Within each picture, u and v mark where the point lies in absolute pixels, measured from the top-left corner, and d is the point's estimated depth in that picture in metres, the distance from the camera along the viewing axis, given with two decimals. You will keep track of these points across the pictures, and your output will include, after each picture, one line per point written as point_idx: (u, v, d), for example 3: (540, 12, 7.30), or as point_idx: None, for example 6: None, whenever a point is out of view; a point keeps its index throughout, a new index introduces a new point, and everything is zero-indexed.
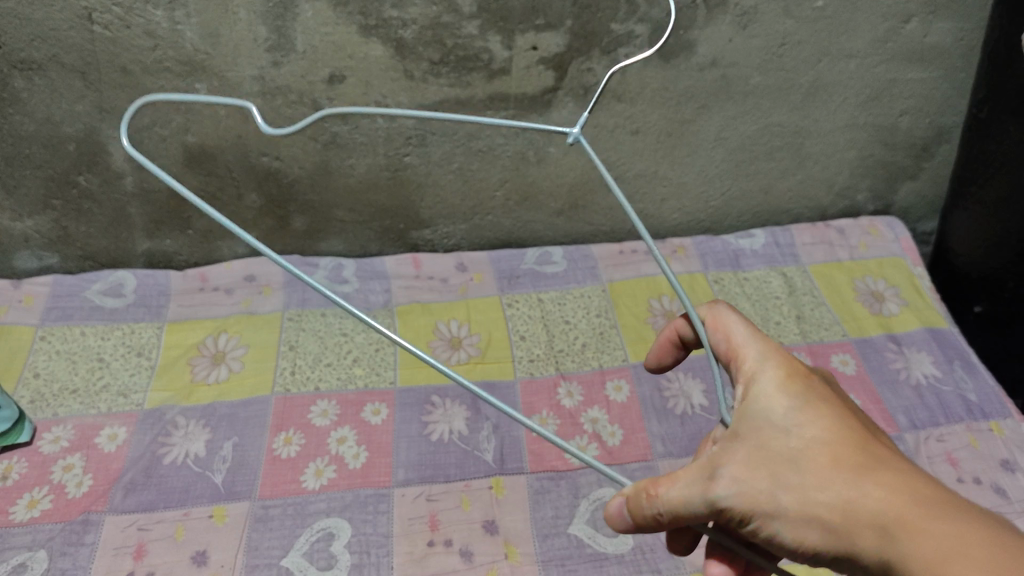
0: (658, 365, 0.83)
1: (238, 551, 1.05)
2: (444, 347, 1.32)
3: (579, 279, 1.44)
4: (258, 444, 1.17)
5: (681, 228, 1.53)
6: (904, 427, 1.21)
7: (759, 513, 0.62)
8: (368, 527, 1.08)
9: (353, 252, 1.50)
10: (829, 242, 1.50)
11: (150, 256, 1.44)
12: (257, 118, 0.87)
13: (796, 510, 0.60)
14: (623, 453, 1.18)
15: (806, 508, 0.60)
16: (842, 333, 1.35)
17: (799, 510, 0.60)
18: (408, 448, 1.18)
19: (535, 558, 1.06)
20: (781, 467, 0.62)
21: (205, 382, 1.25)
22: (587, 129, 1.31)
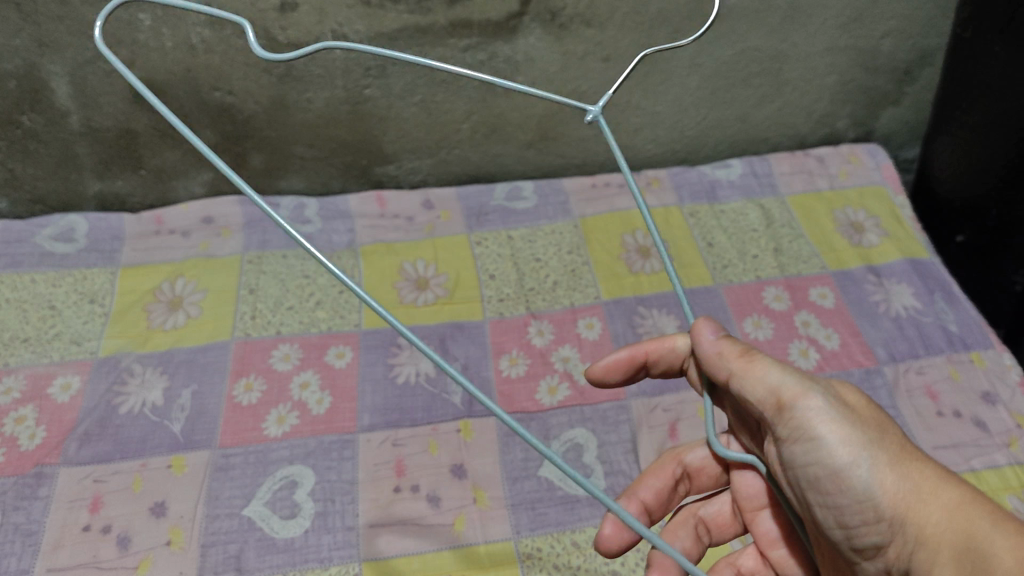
0: (607, 378, 0.81)
1: (199, 501, 1.02)
2: (410, 288, 1.28)
3: (550, 215, 1.39)
4: (217, 391, 1.14)
5: (656, 159, 1.48)
6: (882, 359, 1.18)
7: (843, 435, 0.64)
8: (333, 474, 1.05)
9: (316, 190, 1.44)
10: (808, 172, 1.46)
11: (102, 199, 1.38)
12: (259, 47, 0.95)
13: (889, 457, 0.64)
14: (595, 392, 1.15)
15: (904, 468, 0.64)
16: (822, 265, 1.31)
17: (895, 463, 0.64)
18: (374, 392, 1.14)
19: (504, 502, 1.03)
20: (887, 428, 0.66)
21: (162, 328, 1.20)
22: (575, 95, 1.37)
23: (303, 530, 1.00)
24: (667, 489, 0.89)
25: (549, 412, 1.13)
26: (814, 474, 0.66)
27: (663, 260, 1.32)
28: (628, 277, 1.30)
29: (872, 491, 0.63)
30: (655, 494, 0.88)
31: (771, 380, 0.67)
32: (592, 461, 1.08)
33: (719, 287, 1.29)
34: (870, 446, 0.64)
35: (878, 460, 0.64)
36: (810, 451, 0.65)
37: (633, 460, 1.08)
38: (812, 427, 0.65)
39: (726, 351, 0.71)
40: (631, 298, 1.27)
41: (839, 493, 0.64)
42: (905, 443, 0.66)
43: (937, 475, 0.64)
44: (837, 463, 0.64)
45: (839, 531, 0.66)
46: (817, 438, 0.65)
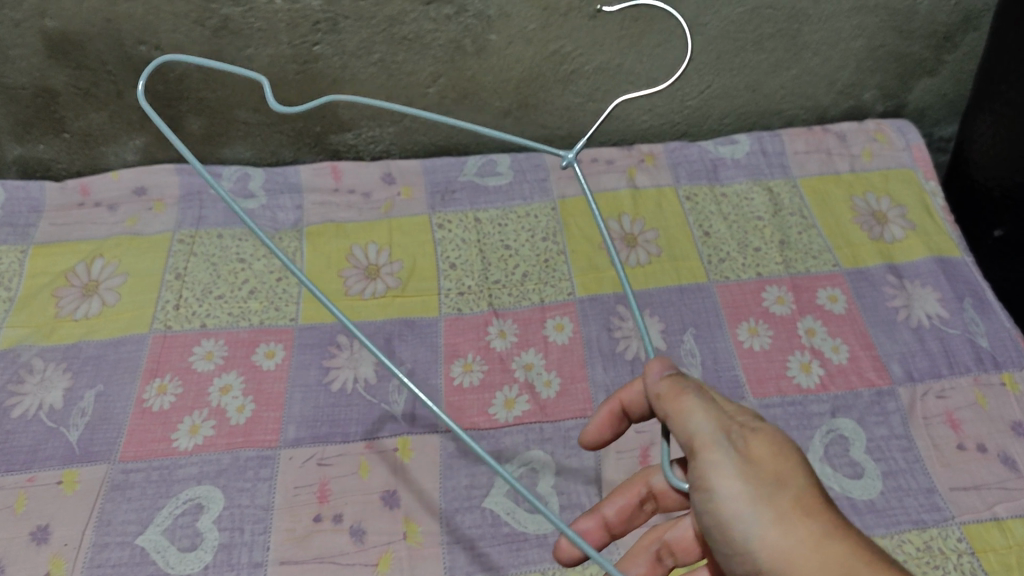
0: (597, 442, 0.71)
1: (87, 527, 0.88)
2: (358, 277, 1.12)
3: (526, 194, 1.22)
4: (126, 394, 0.99)
5: (652, 132, 1.30)
6: (898, 379, 1.01)
7: (737, 493, 0.56)
8: (245, 498, 0.90)
9: (264, 160, 1.28)
10: (827, 151, 1.27)
11: (24, 164, 1.23)
12: (268, 97, 0.84)
13: (778, 511, 0.55)
14: (559, 408, 0.99)
15: (793, 522, 0.55)
16: (833, 262, 1.14)
17: (783, 518, 0.55)
18: (303, 401, 0.99)
19: (439, 539, 0.88)
20: (794, 478, 0.56)
21: (71, 318, 1.06)
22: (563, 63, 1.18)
23: (202, 567, 0.85)
24: (631, 508, 0.75)
25: (503, 430, 0.97)
26: (710, 524, 0.58)
27: (651, 251, 1.15)
28: (609, 270, 1.13)
29: (755, 548, 0.55)
30: (618, 512, 0.75)
31: (692, 426, 0.58)
32: (548, 492, 0.92)
33: (713, 286, 1.11)
34: (763, 501, 0.55)
35: (766, 517, 0.55)
36: (707, 501, 0.58)
37: (594, 492, 0.92)
38: (710, 480, 0.56)
39: (659, 389, 0.61)
40: (610, 296, 1.10)
41: (730, 547, 0.57)
42: (810, 491, 0.56)
43: (829, 528, 0.55)
44: (727, 518, 0.56)
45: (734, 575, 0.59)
46: (713, 492, 0.56)
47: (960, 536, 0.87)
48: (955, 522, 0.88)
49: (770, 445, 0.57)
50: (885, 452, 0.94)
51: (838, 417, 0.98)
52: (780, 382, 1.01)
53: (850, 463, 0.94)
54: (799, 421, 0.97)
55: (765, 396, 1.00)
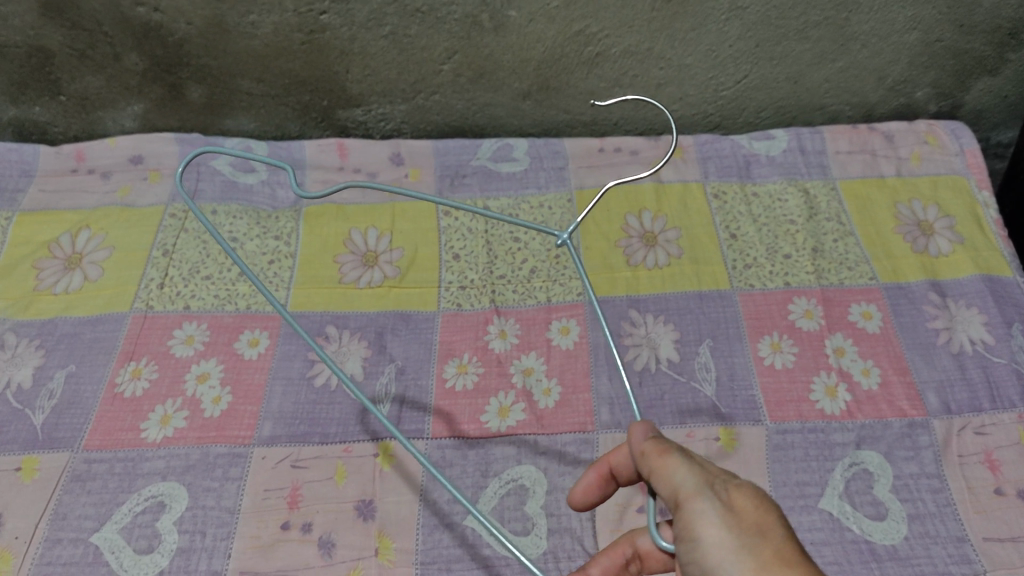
0: (585, 503, 0.66)
1: (41, 520, 0.83)
2: (354, 263, 1.05)
3: (541, 183, 1.14)
4: (98, 377, 0.94)
5: (682, 122, 1.21)
6: (933, 410, 0.92)
7: (719, 543, 0.51)
8: (210, 499, 0.85)
9: (268, 133, 1.21)
10: (872, 152, 1.16)
11: (19, 126, 1.18)
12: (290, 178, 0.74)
13: (758, 554, 0.50)
14: (556, 419, 0.92)
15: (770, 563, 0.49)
16: (870, 275, 1.04)
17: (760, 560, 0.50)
18: (283, 395, 0.93)
19: (412, 558, 0.81)
20: (775, 523, 0.51)
21: (51, 292, 1.01)
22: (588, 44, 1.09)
23: (157, 572, 0.80)
24: (616, 568, 0.68)
25: (494, 441, 0.90)
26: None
27: (670, 252, 1.06)
28: (624, 270, 1.05)
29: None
30: (603, 573, 0.68)
31: (675, 479, 0.54)
32: (536, 513, 0.85)
33: (735, 295, 1.02)
34: (743, 546, 0.50)
35: (746, 568, 0.50)
36: (696, 558, 0.53)
37: (586, 516, 0.85)
38: (694, 532, 0.52)
39: (643, 448, 0.57)
40: (622, 300, 1.02)
41: None
42: (794, 538, 0.51)
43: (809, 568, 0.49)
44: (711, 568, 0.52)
45: None
46: (697, 542, 0.52)
47: None
48: None
49: (752, 494, 0.53)
50: (913, 492, 0.85)
51: (862, 449, 0.88)
52: (800, 405, 0.92)
53: (873, 502, 0.85)
54: (818, 451, 0.88)
55: (784, 421, 0.91)
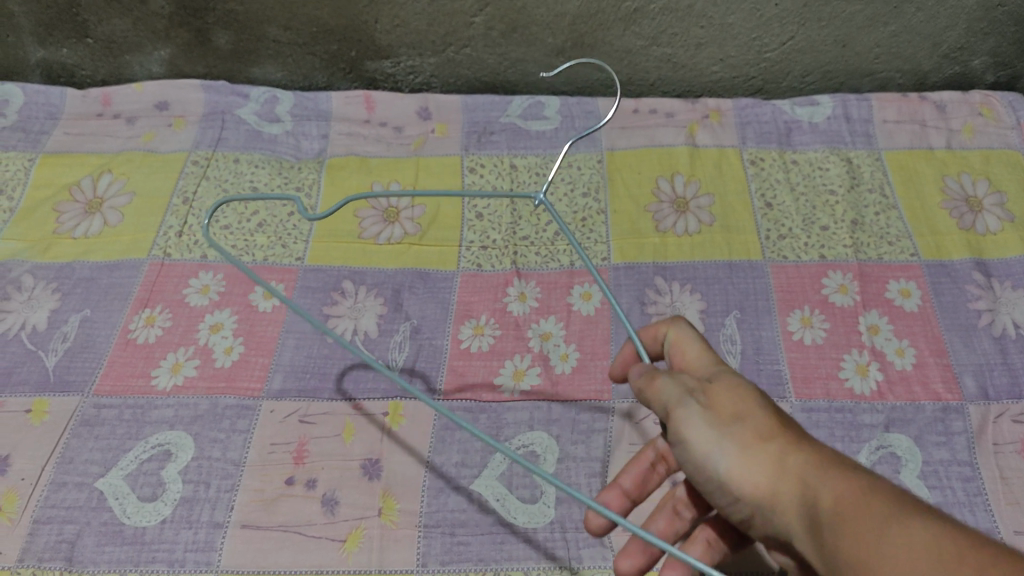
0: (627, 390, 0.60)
1: (48, 462, 0.82)
2: (375, 218, 1.03)
3: (571, 143, 1.10)
4: (111, 322, 0.93)
5: (722, 84, 1.16)
6: (970, 395, 0.87)
7: (705, 439, 0.53)
8: (216, 450, 0.84)
9: (296, 83, 1.18)
10: (921, 122, 1.11)
11: (48, 68, 1.17)
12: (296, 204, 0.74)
13: (742, 442, 0.52)
14: (572, 386, 0.89)
15: (756, 446, 0.51)
16: (912, 251, 0.99)
17: (745, 446, 0.52)
18: (295, 349, 0.91)
19: (416, 520, 0.79)
20: (753, 406, 0.53)
21: (70, 235, 1.00)
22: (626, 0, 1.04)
23: (159, 520, 0.79)
24: (645, 472, 0.67)
25: (507, 405, 0.88)
26: (706, 488, 0.55)
27: (702, 219, 1.02)
28: (651, 236, 1.01)
29: (736, 488, 0.52)
30: (634, 482, 0.67)
31: (663, 396, 0.56)
32: (546, 480, 0.82)
33: (767, 266, 0.98)
34: (724, 434, 0.52)
35: (732, 454, 0.52)
36: (690, 458, 0.55)
37: (597, 487, 0.82)
38: (683, 436, 0.54)
39: (635, 381, 0.58)
40: (648, 266, 0.98)
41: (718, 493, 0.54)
42: (773, 414, 0.53)
43: (789, 440, 0.51)
44: (705, 468, 0.53)
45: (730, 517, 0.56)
46: (686, 447, 0.54)
47: None
48: None
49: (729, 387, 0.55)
50: (943, 480, 0.81)
51: (891, 431, 0.84)
52: (829, 384, 0.88)
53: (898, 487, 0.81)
54: (845, 432, 0.85)
55: (809, 399, 0.87)
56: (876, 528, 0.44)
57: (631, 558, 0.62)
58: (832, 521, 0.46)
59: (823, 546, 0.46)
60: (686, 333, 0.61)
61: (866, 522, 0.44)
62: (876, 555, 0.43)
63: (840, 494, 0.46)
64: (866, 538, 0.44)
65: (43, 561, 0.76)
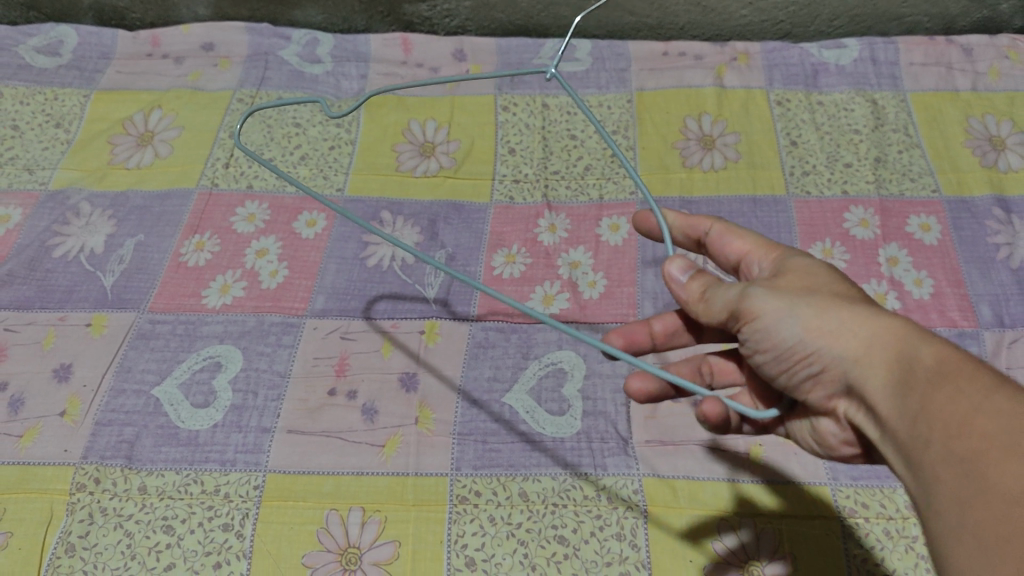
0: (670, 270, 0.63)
1: (108, 371, 0.88)
2: (412, 153, 1.07)
3: (601, 83, 1.13)
4: (164, 246, 0.98)
5: (750, 28, 1.18)
6: (985, 322, 0.90)
7: (779, 310, 0.55)
8: (263, 363, 0.89)
9: (335, 26, 1.22)
10: (947, 64, 1.13)
11: (99, 11, 1.21)
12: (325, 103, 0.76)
13: (823, 306, 0.55)
14: (599, 310, 0.93)
15: (836, 311, 0.55)
16: (934, 188, 1.01)
17: (827, 310, 0.55)
18: (337, 273, 0.96)
19: (450, 429, 0.84)
20: (833, 288, 0.57)
21: (123, 166, 1.05)
22: None
23: (211, 425, 0.85)
24: (677, 328, 0.71)
25: (537, 326, 0.92)
26: (769, 355, 0.58)
27: (727, 156, 1.05)
28: (678, 172, 1.04)
29: (810, 349, 0.55)
30: (665, 329, 0.71)
31: (716, 299, 0.59)
32: (573, 395, 0.87)
33: (790, 201, 1.01)
34: (798, 303, 0.55)
35: (807, 319, 0.55)
36: (758, 335, 0.57)
37: (622, 402, 0.86)
38: (753, 312, 0.56)
39: (689, 288, 0.61)
40: (675, 200, 1.02)
41: (789, 360, 0.57)
42: (853, 296, 0.56)
43: (877, 311, 0.54)
44: (774, 332, 0.56)
45: (797, 384, 0.59)
46: (756, 315, 0.56)
47: None
48: None
49: (806, 274, 0.59)
50: None
51: None
52: None
53: None
54: None
55: None
56: (974, 393, 0.47)
57: (655, 383, 0.67)
58: (928, 377, 0.49)
59: (907, 402, 0.50)
60: (730, 228, 0.67)
61: (966, 387, 0.47)
62: (972, 411, 0.46)
63: (937, 356, 0.49)
64: (963, 397, 0.47)
65: (105, 459, 0.82)
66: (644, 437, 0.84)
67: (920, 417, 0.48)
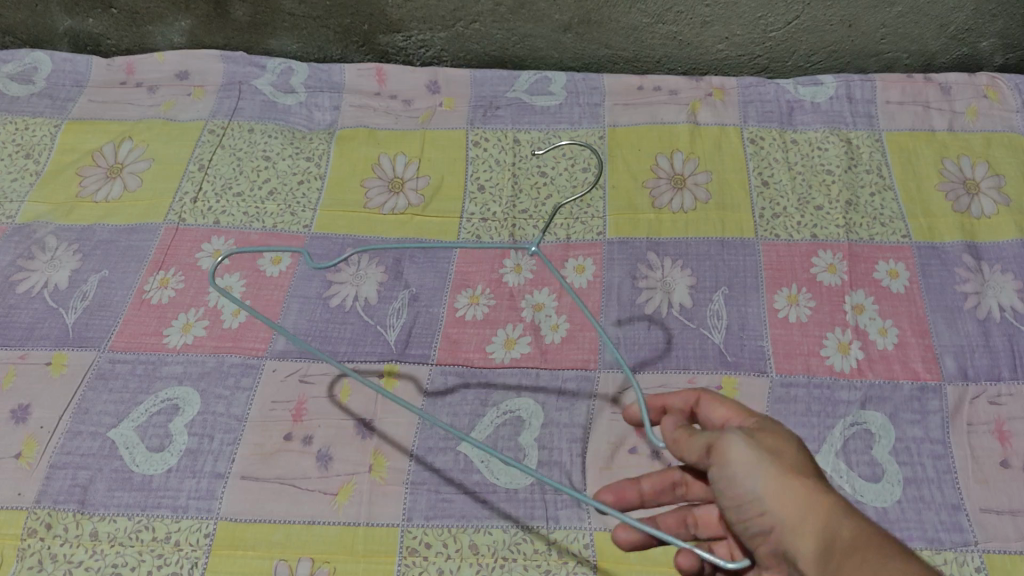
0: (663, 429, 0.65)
1: (64, 412, 0.88)
2: (381, 189, 1.07)
3: (574, 118, 1.13)
4: (128, 283, 0.98)
5: (727, 62, 1.17)
6: (949, 375, 0.89)
7: (746, 462, 0.57)
8: (220, 406, 0.89)
9: (311, 56, 1.21)
10: (925, 103, 1.11)
11: (75, 37, 1.21)
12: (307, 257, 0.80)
13: (783, 469, 0.57)
14: (560, 356, 0.92)
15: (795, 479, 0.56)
16: (904, 233, 1.00)
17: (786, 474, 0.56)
18: (299, 312, 0.96)
19: (404, 479, 0.84)
20: (800, 457, 0.58)
21: (92, 199, 1.06)
22: None
23: (165, 470, 0.84)
24: (665, 486, 0.71)
25: (497, 372, 0.91)
26: (727, 502, 0.60)
27: (697, 196, 1.05)
28: (647, 212, 1.03)
29: (765, 507, 0.57)
30: (653, 488, 0.71)
31: (697, 439, 0.61)
32: (529, 444, 0.86)
33: (759, 244, 1.00)
34: (763, 459, 0.57)
35: (767, 479, 0.56)
36: (723, 482, 0.59)
37: (578, 453, 0.86)
38: (722, 457, 0.58)
39: (674, 434, 0.64)
40: (643, 241, 1.01)
41: (742, 510, 0.58)
42: (815, 468, 0.58)
43: (828, 486, 0.56)
44: (737, 482, 0.58)
45: (747, 534, 0.60)
46: (725, 461, 0.58)
47: (979, 565, 0.77)
48: (976, 549, 0.78)
49: (779, 435, 0.60)
50: (913, 457, 0.84)
51: (867, 409, 0.87)
52: (810, 360, 0.90)
53: (870, 462, 0.84)
54: (821, 407, 0.87)
55: (790, 374, 0.90)
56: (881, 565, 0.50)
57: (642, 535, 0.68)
58: (845, 552, 0.52)
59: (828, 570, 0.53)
60: (718, 396, 0.66)
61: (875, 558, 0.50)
62: None
63: (859, 535, 0.53)
64: (869, 566, 0.50)
65: (58, 503, 0.82)
66: (597, 490, 0.83)
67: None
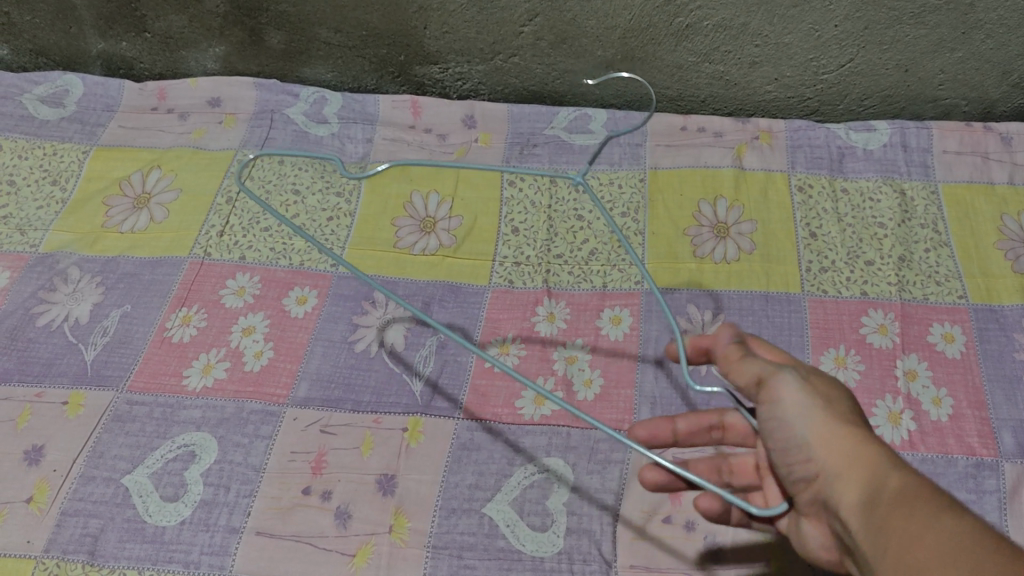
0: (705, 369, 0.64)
1: (79, 455, 0.86)
2: (412, 228, 1.03)
3: (614, 159, 1.09)
4: (149, 320, 0.96)
5: (776, 104, 1.13)
6: (1007, 452, 0.83)
7: (795, 404, 0.56)
8: (238, 455, 0.86)
9: (346, 85, 1.18)
10: (984, 154, 1.06)
11: (108, 60, 1.19)
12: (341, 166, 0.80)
13: (831, 413, 0.56)
14: (593, 413, 0.88)
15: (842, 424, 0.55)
16: (960, 294, 0.95)
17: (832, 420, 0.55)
18: (323, 357, 0.93)
19: (425, 540, 0.80)
20: (847, 406, 0.57)
21: (117, 229, 1.03)
22: (678, 19, 1.01)
23: (178, 522, 0.81)
24: (700, 428, 0.70)
25: (526, 429, 0.87)
26: (771, 442, 0.59)
27: (741, 246, 1.00)
28: (689, 262, 0.99)
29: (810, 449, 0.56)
30: (688, 429, 0.70)
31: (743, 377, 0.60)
32: (557, 508, 0.82)
33: (805, 299, 0.95)
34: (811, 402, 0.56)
35: (813, 420, 0.55)
36: (768, 421, 0.58)
37: (608, 520, 0.81)
38: (769, 396, 0.57)
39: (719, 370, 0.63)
40: (682, 293, 0.96)
41: (787, 450, 0.58)
42: (863, 419, 0.57)
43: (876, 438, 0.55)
44: (784, 422, 0.57)
45: (789, 478, 0.59)
46: (772, 399, 0.57)
47: None
48: None
49: (828, 383, 0.59)
50: None
51: None
52: None
53: None
54: None
55: None
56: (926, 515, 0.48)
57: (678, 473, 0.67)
58: (890, 500, 0.50)
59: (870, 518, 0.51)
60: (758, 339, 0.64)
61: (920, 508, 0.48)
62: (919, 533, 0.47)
63: (905, 485, 0.50)
64: (913, 514, 0.48)
65: (67, 553, 0.79)
66: (628, 563, 0.79)
67: (879, 536, 0.50)
